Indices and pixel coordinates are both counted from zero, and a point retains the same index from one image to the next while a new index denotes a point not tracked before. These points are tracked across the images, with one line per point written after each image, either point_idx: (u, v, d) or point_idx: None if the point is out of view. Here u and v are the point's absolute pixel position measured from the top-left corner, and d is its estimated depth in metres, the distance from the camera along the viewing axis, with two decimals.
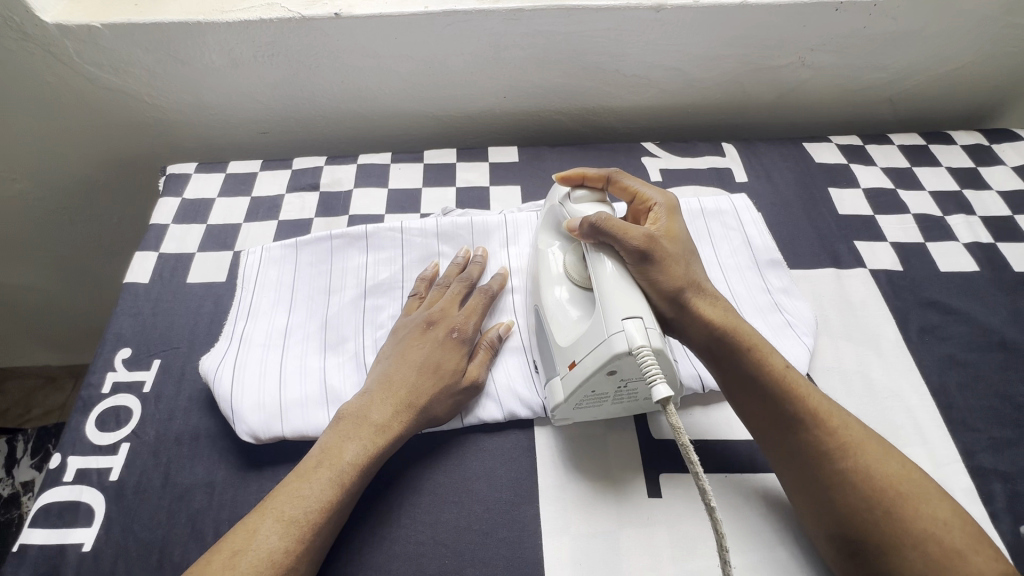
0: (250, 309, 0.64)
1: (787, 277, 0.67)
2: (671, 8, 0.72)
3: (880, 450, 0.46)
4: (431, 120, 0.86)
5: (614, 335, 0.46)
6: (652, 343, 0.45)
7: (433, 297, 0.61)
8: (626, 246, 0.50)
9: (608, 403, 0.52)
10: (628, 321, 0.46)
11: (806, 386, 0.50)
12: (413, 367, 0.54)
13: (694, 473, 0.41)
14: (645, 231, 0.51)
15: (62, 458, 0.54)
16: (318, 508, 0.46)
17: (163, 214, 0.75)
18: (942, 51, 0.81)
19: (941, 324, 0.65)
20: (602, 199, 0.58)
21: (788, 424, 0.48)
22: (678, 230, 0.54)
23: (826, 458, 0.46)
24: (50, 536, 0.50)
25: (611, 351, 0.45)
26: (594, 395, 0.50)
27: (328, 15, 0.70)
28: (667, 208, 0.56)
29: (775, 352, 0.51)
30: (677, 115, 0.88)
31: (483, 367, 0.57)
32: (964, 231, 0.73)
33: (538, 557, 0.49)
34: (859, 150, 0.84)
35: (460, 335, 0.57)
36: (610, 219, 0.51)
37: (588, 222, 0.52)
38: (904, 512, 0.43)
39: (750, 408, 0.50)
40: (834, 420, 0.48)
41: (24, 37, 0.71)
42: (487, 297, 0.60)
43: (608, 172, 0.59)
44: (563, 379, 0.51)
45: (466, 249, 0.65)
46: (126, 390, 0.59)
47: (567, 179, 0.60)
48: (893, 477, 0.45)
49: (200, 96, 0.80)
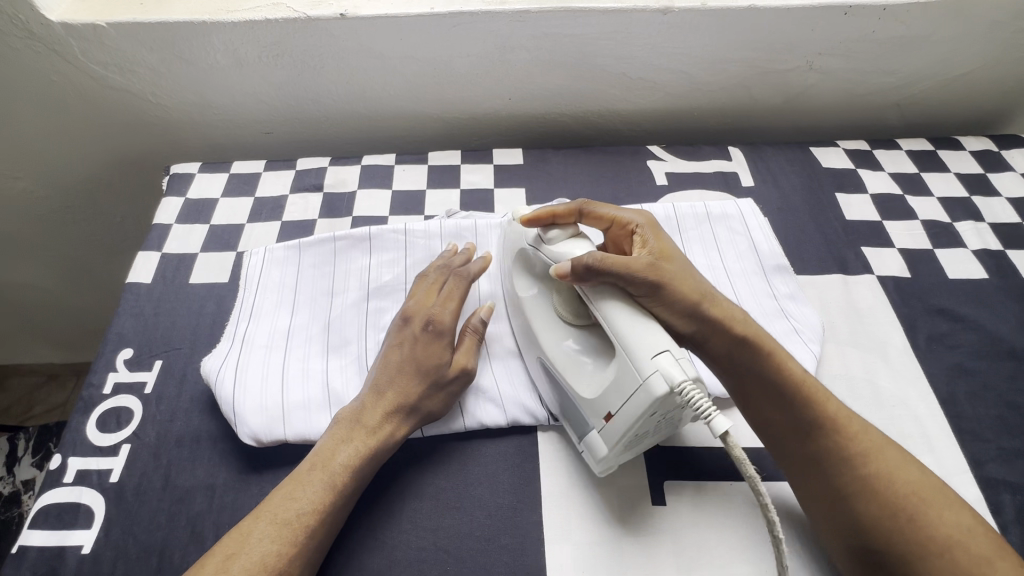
0: (252, 311, 0.63)
1: (793, 284, 0.66)
2: (678, 10, 0.72)
3: (900, 456, 0.46)
4: (435, 122, 0.86)
5: (651, 377, 0.43)
6: (689, 374, 0.43)
7: (413, 293, 0.59)
8: (635, 280, 0.48)
9: (644, 440, 0.50)
10: (658, 357, 0.44)
11: (826, 392, 0.49)
12: (396, 370, 0.53)
13: (755, 493, 0.41)
14: (645, 259, 0.49)
15: (62, 459, 0.54)
16: (309, 510, 0.46)
17: (166, 213, 0.74)
18: (952, 56, 0.80)
19: (949, 331, 0.64)
20: (576, 233, 0.53)
21: (808, 431, 0.48)
22: (669, 249, 0.54)
23: (849, 466, 0.46)
24: (50, 537, 0.50)
25: (652, 396, 0.43)
26: (638, 436, 0.48)
27: (333, 15, 0.70)
28: (648, 227, 0.56)
29: (794, 359, 0.51)
30: (683, 118, 0.88)
31: (469, 354, 0.56)
32: (973, 238, 0.73)
33: (541, 564, 0.48)
34: (866, 155, 0.83)
35: (435, 327, 0.55)
36: (608, 256, 0.48)
37: (584, 263, 0.48)
38: (924, 519, 0.43)
39: (771, 419, 0.49)
40: (855, 425, 0.48)
41: (30, 36, 0.71)
42: (463, 283, 0.59)
43: (576, 206, 0.56)
44: (602, 433, 0.48)
45: (452, 246, 0.64)
46: (127, 391, 0.59)
47: (533, 222, 0.55)
48: (914, 483, 0.45)
49: (205, 96, 0.80)
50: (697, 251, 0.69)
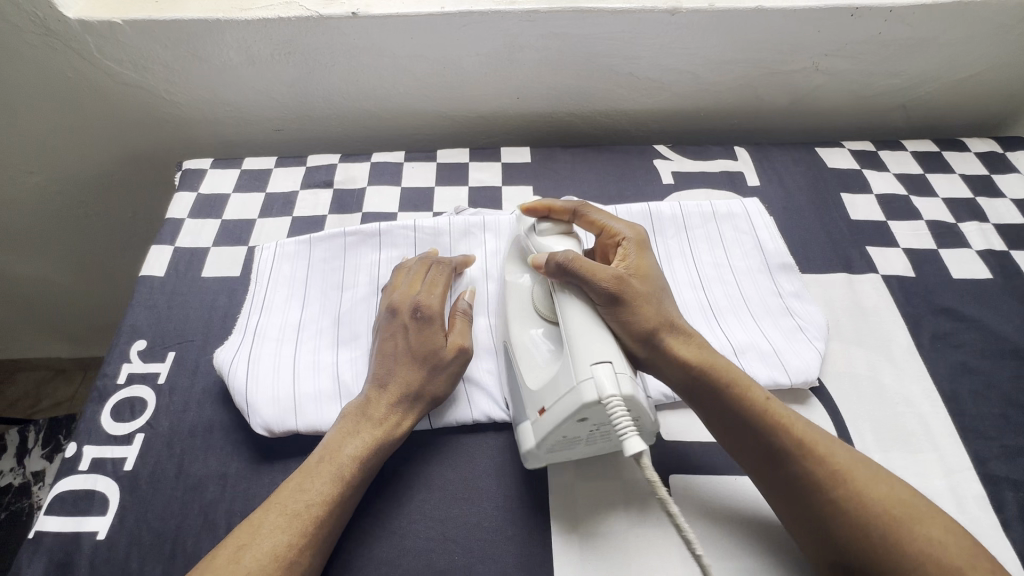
0: (263, 304, 0.64)
1: (798, 282, 0.66)
2: (686, 11, 0.73)
3: (869, 475, 0.46)
4: (444, 120, 0.86)
5: (583, 383, 0.45)
6: (622, 391, 0.45)
7: (396, 286, 0.60)
8: (594, 289, 0.51)
9: (580, 445, 0.51)
10: (597, 367, 0.46)
11: (791, 417, 0.49)
12: (390, 363, 0.54)
13: (673, 521, 0.43)
14: (613, 271, 0.52)
15: (78, 447, 0.55)
16: (320, 502, 0.46)
17: (178, 208, 0.76)
18: (957, 58, 0.81)
19: (953, 330, 0.64)
20: (567, 230, 0.59)
21: (774, 458, 0.48)
22: (647, 267, 0.55)
23: (818, 489, 0.46)
24: (66, 524, 0.51)
25: (580, 400, 0.45)
26: (568, 439, 0.49)
27: (345, 14, 0.71)
28: (634, 242, 0.57)
29: (756, 385, 0.51)
30: (689, 118, 0.88)
31: (463, 335, 0.57)
32: (977, 239, 0.73)
33: (548, 555, 0.49)
34: (872, 156, 0.83)
35: (424, 314, 0.56)
36: (577, 257, 0.52)
37: (555, 260, 0.52)
38: (898, 534, 0.43)
39: (736, 444, 0.50)
40: (821, 447, 0.48)
41: (47, 32, 0.72)
42: (445, 271, 0.61)
43: (573, 206, 0.60)
44: (534, 424, 0.50)
45: (431, 250, 0.66)
46: (141, 382, 0.60)
47: (532, 211, 0.60)
48: (885, 501, 0.45)
49: (217, 93, 0.81)
50: (703, 249, 0.70)
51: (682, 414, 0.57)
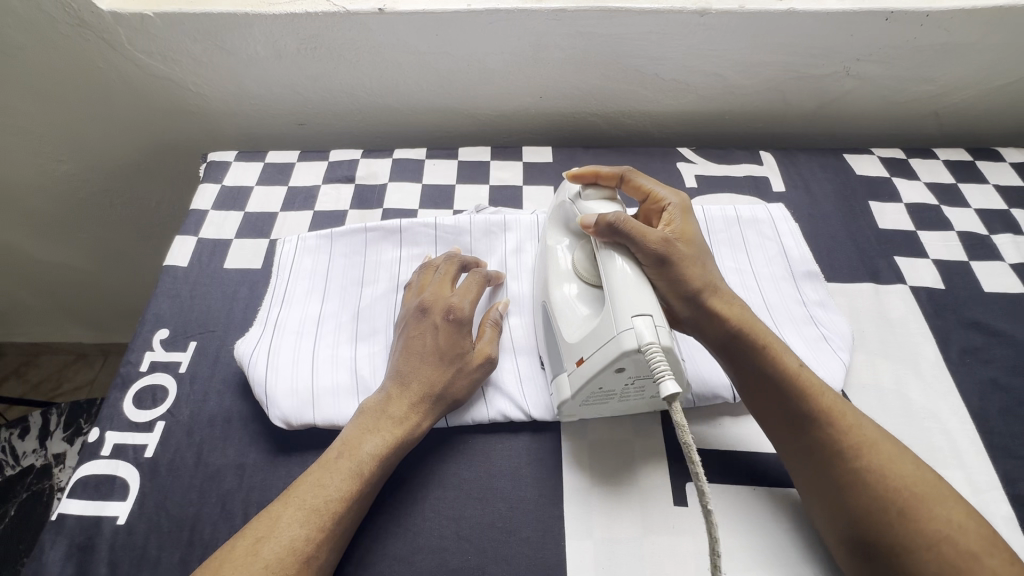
0: (284, 297, 0.65)
1: (823, 291, 0.65)
2: (715, 12, 0.71)
3: (894, 450, 0.46)
4: (466, 118, 0.86)
5: (624, 332, 0.46)
6: (661, 341, 0.45)
7: (424, 285, 0.60)
8: (642, 249, 0.50)
9: (613, 400, 0.52)
10: (638, 318, 0.46)
11: (823, 386, 0.49)
12: (416, 362, 0.54)
13: (692, 472, 0.41)
14: (661, 234, 0.51)
15: (100, 432, 0.56)
16: (338, 498, 0.46)
17: (202, 200, 0.76)
18: (995, 65, 0.79)
19: (984, 346, 0.63)
20: (611, 196, 0.57)
21: (801, 421, 0.48)
22: (692, 233, 0.55)
23: (839, 458, 0.46)
24: (87, 508, 0.51)
25: (621, 348, 0.45)
26: (602, 391, 0.50)
27: (372, 10, 0.71)
28: (680, 208, 0.56)
29: (790, 352, 0.51)
30: (714, 121, 0.87)
31: (492, 344, 0.57)
32: (1011, 251, 0.71)
33: (561, 558, 0.49)
34: (902, 164, 0.82)
35: (456, 317, 0.55)
36: (629, 220, 0.50)
37: (605, 221, 0.51)
38: (916, 514, 0.42)
39: (764, 408, 0.50)
40: (848, 418, 0.47)
41: (81, 24, 0.73)
42: (482, 278, 0.60)
43: (622, 171, 0.59)
44: (571, 375, 0.51)
45: (455, 249, 0.66)
46: (163, 370, 0.61)
47: (578, 177, 0.59)
48: (907, 478, 0.44)
49: (242, 85, 0.81)
50: (726, 255, 0.68)
51: (701, 420, 0.56)
